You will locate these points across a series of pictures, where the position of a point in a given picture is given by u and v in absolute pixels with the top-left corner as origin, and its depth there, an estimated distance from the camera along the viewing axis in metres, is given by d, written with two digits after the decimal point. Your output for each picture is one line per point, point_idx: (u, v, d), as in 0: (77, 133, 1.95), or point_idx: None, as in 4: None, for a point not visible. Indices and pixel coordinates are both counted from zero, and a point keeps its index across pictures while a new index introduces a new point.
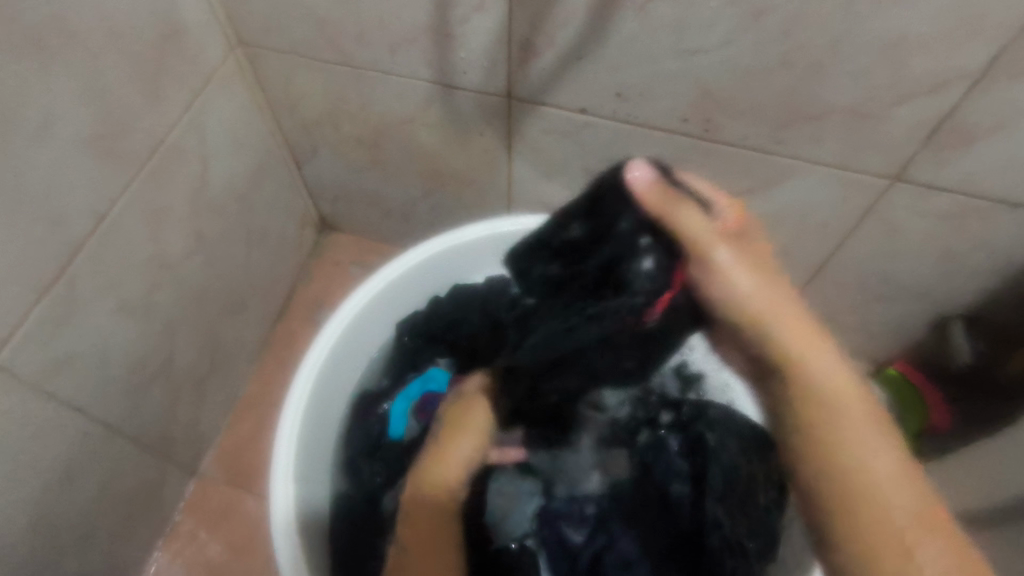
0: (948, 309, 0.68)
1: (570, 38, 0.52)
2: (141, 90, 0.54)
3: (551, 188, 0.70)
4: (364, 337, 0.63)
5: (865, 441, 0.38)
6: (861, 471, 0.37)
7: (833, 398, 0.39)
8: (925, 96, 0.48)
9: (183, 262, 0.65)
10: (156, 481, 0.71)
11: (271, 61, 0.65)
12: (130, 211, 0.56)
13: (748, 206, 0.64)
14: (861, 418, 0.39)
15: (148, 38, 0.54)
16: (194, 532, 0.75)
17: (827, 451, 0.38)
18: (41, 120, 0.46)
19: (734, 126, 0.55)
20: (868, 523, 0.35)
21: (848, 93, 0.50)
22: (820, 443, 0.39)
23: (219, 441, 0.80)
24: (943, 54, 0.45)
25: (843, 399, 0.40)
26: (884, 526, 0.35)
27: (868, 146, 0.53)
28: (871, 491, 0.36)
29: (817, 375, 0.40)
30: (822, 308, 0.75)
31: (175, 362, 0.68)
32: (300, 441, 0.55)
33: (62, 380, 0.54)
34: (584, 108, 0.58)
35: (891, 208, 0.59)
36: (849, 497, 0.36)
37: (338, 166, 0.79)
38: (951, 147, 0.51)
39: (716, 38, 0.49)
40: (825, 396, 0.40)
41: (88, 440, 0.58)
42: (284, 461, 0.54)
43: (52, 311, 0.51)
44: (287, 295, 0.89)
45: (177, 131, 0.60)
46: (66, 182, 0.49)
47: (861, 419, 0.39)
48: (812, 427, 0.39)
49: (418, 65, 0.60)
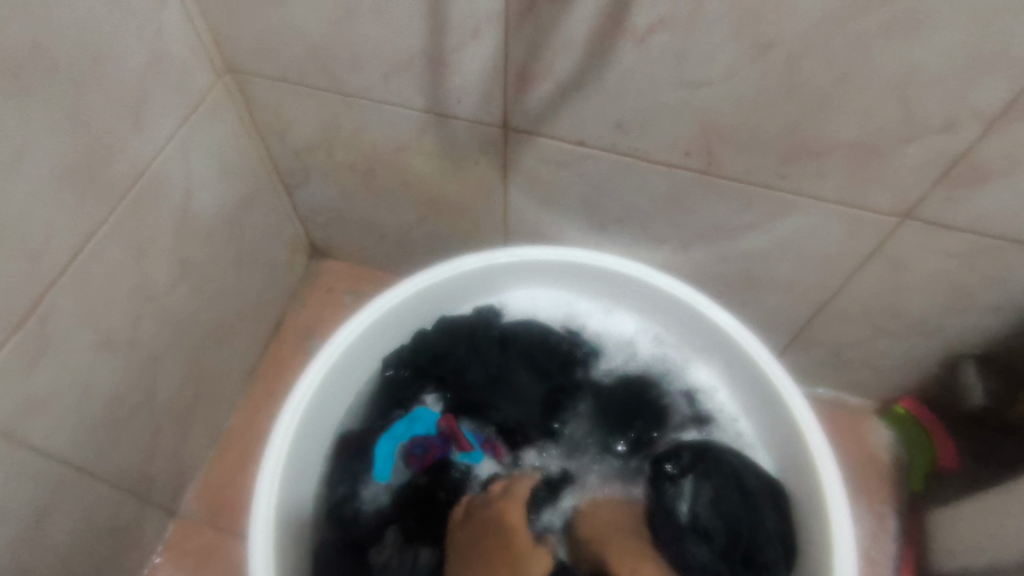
0: (959, 347, 0.66)
1: (569, 69, 0.50)
2: (124, 117, 0.52)
3: (548, 218, 0.68)
4: (351, 370, 0.60)
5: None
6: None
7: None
8: (938, 132, 0.46)
9: (168, 294, 0.63)
10: (135, 520, 0.68)
11: (260, 87, 0.64)
12: (111, 242, 0.54)
13: (752, 239, 0.62)
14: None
15: (132, 65, 0.52)
16: (174, 573, 0.72)
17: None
18: (13, 152, 0.44)
19: (737, 160, 0.53)
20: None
21: (857, 128, 0.48)
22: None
23: (202, 477, 0.77)
24: (956, 92, 0.43)
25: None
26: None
27: (877, 183, 0.51)
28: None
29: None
30: (827, 343, 0.73)
31: (158, 397, 0.65)
32: (285, 471, 0.54)
33: (34, 421, 0.51)
34: (583, 139, 0.56)
35: (900, 246, 0.56)
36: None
37: (330, 193, 0.77)
38: (964, 185, 0.49)
39: (720, 70, 0.47)
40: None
41: (62, 482, 0.56)
42: (267, 492, 0.52)
43: (23, 351, 0.48)
44: (276, 324, 0.87)
45: (162, 159, 0.58)
46: (41, 214, 0.47)
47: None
48: None
49: (411, 93, 0.58)
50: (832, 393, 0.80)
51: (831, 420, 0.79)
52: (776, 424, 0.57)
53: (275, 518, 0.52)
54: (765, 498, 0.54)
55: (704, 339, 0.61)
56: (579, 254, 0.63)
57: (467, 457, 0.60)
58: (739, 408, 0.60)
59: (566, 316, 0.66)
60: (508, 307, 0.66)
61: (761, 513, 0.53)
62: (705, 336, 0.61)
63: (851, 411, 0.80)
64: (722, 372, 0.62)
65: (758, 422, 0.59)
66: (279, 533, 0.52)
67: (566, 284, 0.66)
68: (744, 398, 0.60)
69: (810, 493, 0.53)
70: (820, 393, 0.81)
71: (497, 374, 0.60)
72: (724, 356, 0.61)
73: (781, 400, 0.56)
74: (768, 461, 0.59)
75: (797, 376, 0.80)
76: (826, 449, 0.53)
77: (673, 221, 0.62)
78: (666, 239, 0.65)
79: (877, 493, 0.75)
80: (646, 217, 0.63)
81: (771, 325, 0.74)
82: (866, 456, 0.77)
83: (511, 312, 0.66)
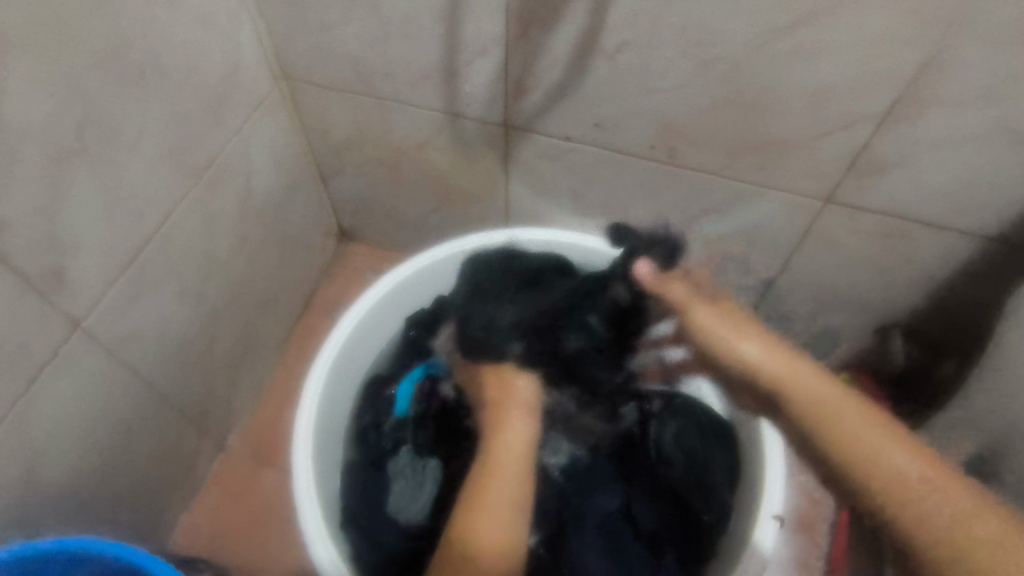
0: (890, 317, 0.78)
1: (557, 78, 0.63)
2: (206, 113, 0.66)
3: (543, 205, 0.81)
4: (374, 327, 0.70)
5: (873, 441, 0.48)
6: (878, 467, 0.48)
7: (834, 411, 0.51)
8: (843, 129, 0.59)
9: (229, 258, 0.77)
10: (193, 448, 0.81)
11: (308, 92, 0.78)
12: (190, 211, 0.68)
13: (708, 223, 0.74)
14: (861, 419, 0.50)
15: (215, 72, 0.66)
16: (222, 497, 0.85)
17: (907, 500, 0.46)
18: (134, 135, 0.58)
19: (691, 153, 0.66)
20: (904, 524, 0.46)
21: (784, 127, 0.60)
22: (863, 478, 0.48)
23: (246, 420, 0.90)
24: (852, 98, 0.56)
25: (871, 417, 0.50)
26: (911, 518, 0.45)
27: (802, 172, 0.64)
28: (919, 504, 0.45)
29: (824, 401, 0.52)
30: (782, 317, 0.85)
31: (215, 345, 0.79)
32: (316, 431, 0.62)
33: (130, 347, 0.64)
34: (569, 136, 0.69)
35: (827, 226, 0.69)
36: (903, 513, 0.46)
37: (360, 183, 0.91)
38: (870, 174, 0.62)
39: (673, 81, 0.60)
40: (865, 439, 0.49)
41: (145, 403, 0.69)
42: (303, 448, 0.60)
43: (126, 290, 0.62)
44: (310, 297, 1.00)
45: (230, 148, 0.72)
46: (148, 186, 0.61)
47: (854, 429, 0.50)
48: (832, 438, 0.50)
49: (432, 97, 0.72)
50: None
51: None
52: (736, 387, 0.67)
53: (314, 468, 0.60)
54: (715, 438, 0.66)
55: None
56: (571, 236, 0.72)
57: None
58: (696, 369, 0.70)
59: None
60: None
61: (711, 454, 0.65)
62: None
63: None
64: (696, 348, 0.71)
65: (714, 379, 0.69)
66: (318, 456, 0.62)
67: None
68: None
69: (752, 433, 0.62)
70: None
71: None
72: None
73: None
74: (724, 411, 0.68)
75: None
76: None
77: (647, 207, 0.75)
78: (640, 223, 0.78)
79: None
80: (623, 204, 0.76)
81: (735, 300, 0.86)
82: None
83: None
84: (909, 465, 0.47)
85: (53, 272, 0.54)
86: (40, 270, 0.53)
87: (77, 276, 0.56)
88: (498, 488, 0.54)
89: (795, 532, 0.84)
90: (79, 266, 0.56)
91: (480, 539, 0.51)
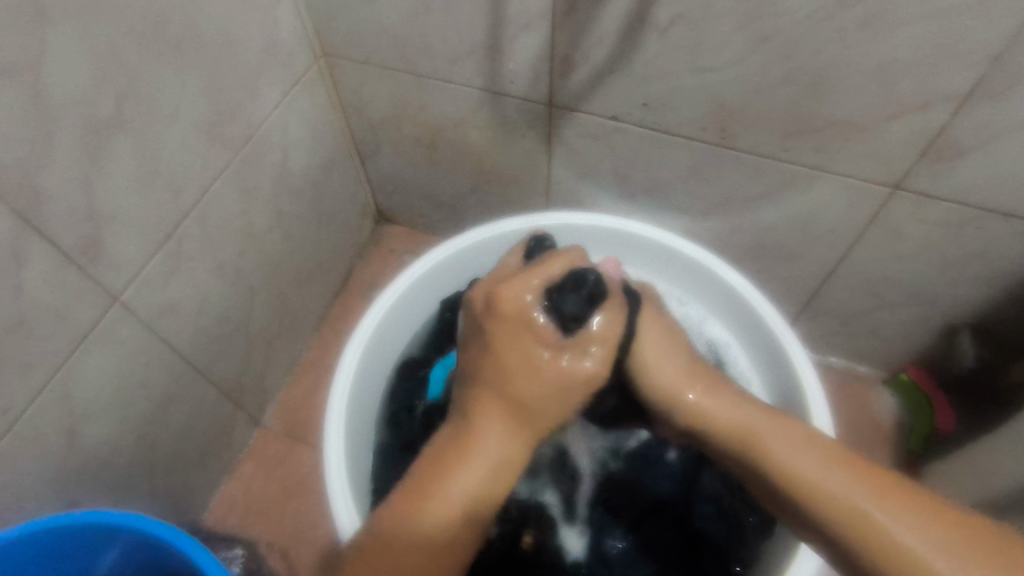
0: (955, 315, 0.73)
1: (604, 54, 0.60)
2: (243, 89, 0.65)
3: (585, 188, 0.78)
4: (411, 308, 0.69)
5: (824, 478, 0.42)
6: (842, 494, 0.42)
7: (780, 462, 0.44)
8: (916, 111, 0.54)
9: (265, 236, 0.77)
10: (228, 422, 0.82)
11: (348, 69, 0.76)
12: (228, 187, 0.67)
13: (761, 210, 0.70)
14: (818, 461, 0.43)
15: (253, 45, 0.65)
16: (256, 472, 0.86)
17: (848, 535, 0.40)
18: (171, 108, 0.57)
19: (746, 135, 0.62)
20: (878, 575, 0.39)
21: (851, 107, 0.56)
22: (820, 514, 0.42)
23: (280, 397, 0.91)
24: (929, 75, 0.51)
25: (817, 457, 0.43)
26: (890, 553, 0.39)
27: (868, 157, 0.59)
28: (877, 540, 0.39)
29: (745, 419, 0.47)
30: (836, 311, 0.81)
31: (251, 322, 0.79)
32: (351, 398, 0.61)
33: (167, 320, 0.65)
34: (614, 115, 0.66)
35: (892, 216, 0.64)
36: (854, 545, 0.40)
37: (398, 163, 0.89)
38: (944, 159, 0.57)
39: (729, 57, 0.56)
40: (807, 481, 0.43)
41: (182, 376, 0.70)
42: (336, 415, 0.59)
43: (164, 264, 0.62)
44: (346, 277, 1.00)
45: (268, 124, 0.71)
46: (185, 160, 0.60)
47: (793, 452, 0.44)
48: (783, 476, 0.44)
49: (473, 73, 0.69)
50: (843, 361, 0.89)
51: (838, 386, 0.89)
52: (777, 373, 0.64)
53: (345, 445, 0.58)
54: None
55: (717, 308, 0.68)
56: (664, 235, 0.68)
57: None
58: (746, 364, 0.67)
59: None
60: None
61: None
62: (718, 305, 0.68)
63: (858, 379, 0.89)
64: (736, 329, 0.68)
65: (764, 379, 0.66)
66: (351, 435, 0.60)
67: (633, 261, 0.71)
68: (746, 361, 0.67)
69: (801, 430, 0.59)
70: (832, 360, 0.89)
71: None
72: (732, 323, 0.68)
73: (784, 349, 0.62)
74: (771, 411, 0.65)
75: (811, 344, 0.88)
76: (821, 396, 0.59)
77: (693, 191, 0.71)
78: (688, 208, 0.74)
79: (880, 452, 0.84)
80: (669, 187, 0.72)
81: (786, 291, 0.81)
82: (868, 419, 0.86)
83: None
84: (837, 482, 0.42)
85: (91, 243, 0.54)
86: (78, 243, 0.53)
87: (115, 250, 0.56)
88: (470, 470, 0.47)
89: None
90: (117, 238, 0.56)
91: (422, 520, 0.45)
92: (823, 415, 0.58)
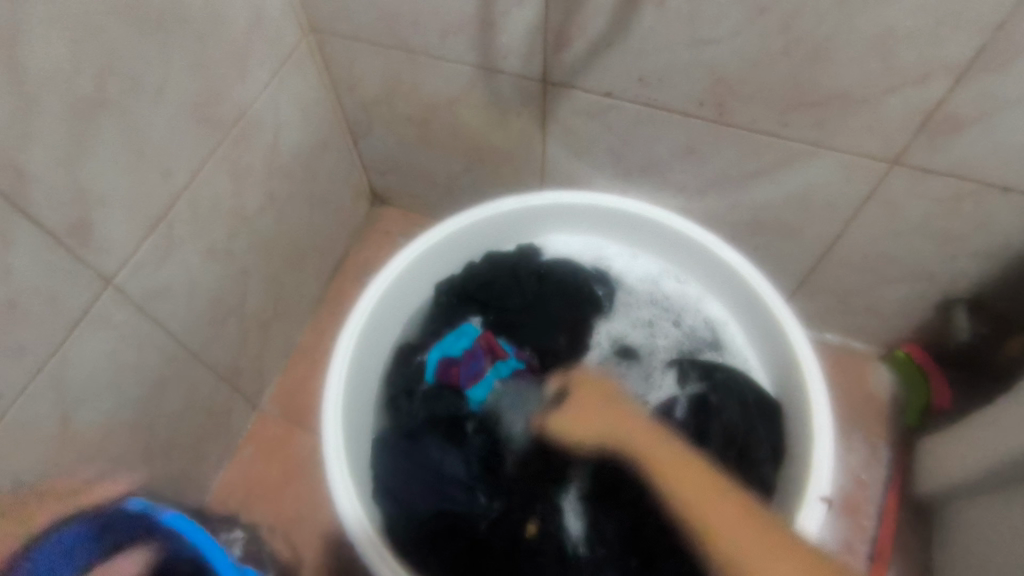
0: (954, 291, 0.73)
1: (600, 27, 0.59)
2: (232, 67, 0.64)
3: (581, 167, 0.77)
4: (406, 290, 0.68)
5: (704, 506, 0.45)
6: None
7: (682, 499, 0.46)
8: (916, 83, 0.53)
9: (258, 218, 0.76)
10: (225, 407, 0.82)
11: (338, 46, 0.75)
12: (219, 168, 0.66)
13: (760, 188, 0.69)
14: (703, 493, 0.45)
15: (240, 20, 0.63)
16: (255, 458, 0.86)
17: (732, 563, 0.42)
18: (157, 88, 0.56)
19: (743, 109, 0.61)
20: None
21: (850, 79, 0.55)
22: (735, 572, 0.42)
23: (277, 381, 0.91)
24: (930, 45, 0.50)
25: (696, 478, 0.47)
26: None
27: (869, 130, 0.59)
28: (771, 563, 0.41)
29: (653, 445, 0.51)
30: (833, 288, 0.81)
31: (245, 306, 0.79)
32: (348, 382, 0.60)
33: (159, 305, 0.64)
34: (610, 91, 0.65)
35: (890, 191, 0.64)
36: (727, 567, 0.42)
37: (391, 142, 0.88)
38: (944, 132, 0.56)
39: (726, 29, 0.55)
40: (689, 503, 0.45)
41: (178, 361, 0.70)
42: (332, 398, 0.58)
43: (155, 248, 0.61)
44: (341, 260, 0.99)
45: (258, 104, 0.70)
46: (173, 142, 0.59)
47: (723, 516, 0.43)
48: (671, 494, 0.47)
49: (466, 50, 0.68)
50: (839, 338, 0.89)
51: (834, 363, 0.89)
52: (775, 351, 0.64)
53: (344, 428, 0.58)
54: (762, 419, 0.61)
55: (715, 286, 0.68)
56: (658, 212, 0.68)
57: (503, 365, 0.67)
58: (744, 342, 0.67)
59: (593, 258, 0.73)
60: (547, 248, 0.73)
61: (753, 427, 0.60)
62: (716, 282, 0.68)
63: (854, 355, 0.89)
64: (731, 305, 0.68)
65: (763, 357, 0.65)
66: (348, 418, 0.60)
67: (629, 237, 0.72)
68: (745, 341, 0.67)
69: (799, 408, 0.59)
70: (828, 338, 0.90)
71: (534, 301, 0.69)
72: (729, 300, 0.68)
73: (782, 328, 0.62)
74: (770, 388, 0.65)
75: (806, 322, 0.88)
76: (818, 375, 0.59)
77: (689, 168, 0.70)
78: (683, 186, 0.73)
79: (876, 427, 0.84)
80: (666, 166, 0.71)
81: (782, 268, 0.81)
82: (864, 394, 0.86)
83: (549, 253, 0.73)
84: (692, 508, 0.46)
85: (80, 226, 0.53)
86: (65, 226, 0.52)
87: (104, 233, 0.55)
88: None
89: (840, 516, 0.80)
90: (106, 221, 0.55)
91: None
92: (818, 393, 0.58)
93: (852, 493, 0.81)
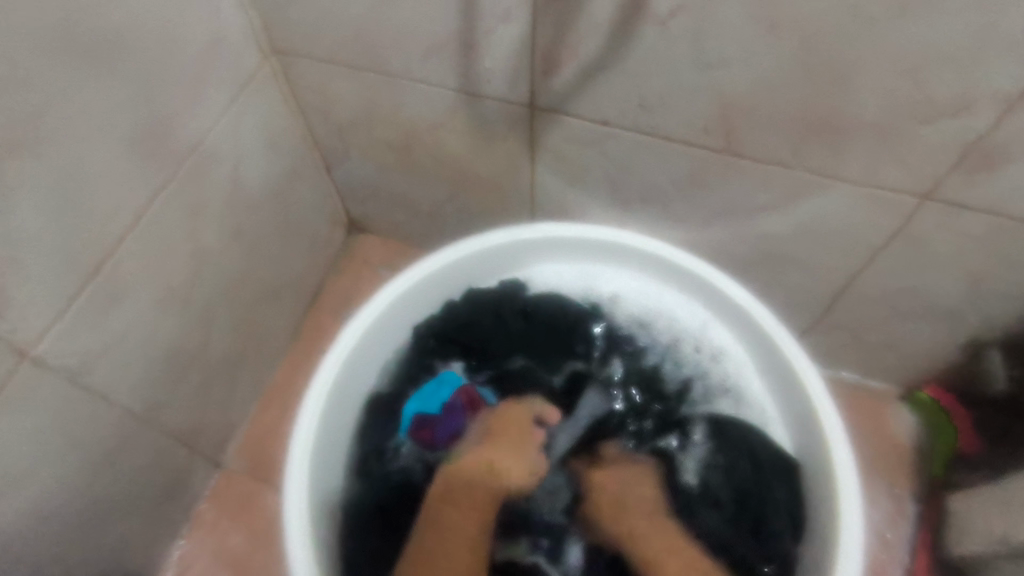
0: (983, 332, 0.67)
1: (594, 50, 0.52)
2: (184, 95, 0.57)
3: (575, 197, 0.71)
4: (383, 336, 0.61)
5: None
6: None
7: None
8: (955, 115, 0.47)
9: (220, 257, 0.69)
10: (186, 465, 0.75)
11: (306, 68, 0.68)
12: (169, 208, 0.59)
13: (771, 220, 0.63)
14: None
15: (192, 43, 0.56)
16: (219, 519, 0.79)
17: None
18: (91, 124, 0.49)
19: (753, 138, 0.55)
20: None
21: (877, 108, 0.48)
22: None
23: (245, 431, 0.84)
24: (973, 71, 0.44)
25: None
26: None
27: (898, 163, 0.52)
28: None
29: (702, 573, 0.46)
30: (848, 324, 0.74)
31: (207, 354, 0.71)
32: (316, 443, 0.54)
33: (102, 365, 0.57)
34: (605, 119, 0.59)
35: (919, 227, 0.57)
36: None
37: (369, 169, 0.81)
38: (982, 166, 0.50)
39: (739, 51, 0.48)
40: None
41: (128, 425, 0.63)
42: (298, 463, 0.52)
43: (94, 304, 0.54)
44: (316, 294, 0.92)
45: (215, 134, 0.63)
46: (113, 184, 0.52)
47: None
48: None
49: (445, 73, 0.61)
50: (855, 377, 0.83)
51: (849, 403, 0.83)
52: (791, 400, 0.57)
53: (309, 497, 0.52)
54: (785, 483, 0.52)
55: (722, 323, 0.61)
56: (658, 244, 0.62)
57: None
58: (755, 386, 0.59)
59: (583, 288, 0.64)
60: (533, 281, 0.65)
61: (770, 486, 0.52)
62: (724, 319, 0.61)
63: (873, 395, 0.83)
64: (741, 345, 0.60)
65: (777, 405, 0.58)
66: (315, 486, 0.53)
67: (625, 267, 0.64)
68: (757, 385, 0.59)
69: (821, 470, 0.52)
70: (843, 375, 0.83)
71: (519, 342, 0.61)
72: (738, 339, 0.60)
73: (797, 375, 0.56)
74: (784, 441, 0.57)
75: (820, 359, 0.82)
76: (843, 435, 0.53)
77: (691, 200, 0.64)
78: (687, 218, 0.67)
79: (901, 478, 0.79)
80: (666, 197, 0.65)
81: (793, 304, 0.75)
82: (885, 439, 0.81)
83: (535, 286, 0.65)
84: None
85: None
86: None
87: (27, 293, 0.48)
88: None
89: None
90: (30, 279, 0.48)
91: None
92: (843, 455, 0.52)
93: (876, 553, 0.75)
